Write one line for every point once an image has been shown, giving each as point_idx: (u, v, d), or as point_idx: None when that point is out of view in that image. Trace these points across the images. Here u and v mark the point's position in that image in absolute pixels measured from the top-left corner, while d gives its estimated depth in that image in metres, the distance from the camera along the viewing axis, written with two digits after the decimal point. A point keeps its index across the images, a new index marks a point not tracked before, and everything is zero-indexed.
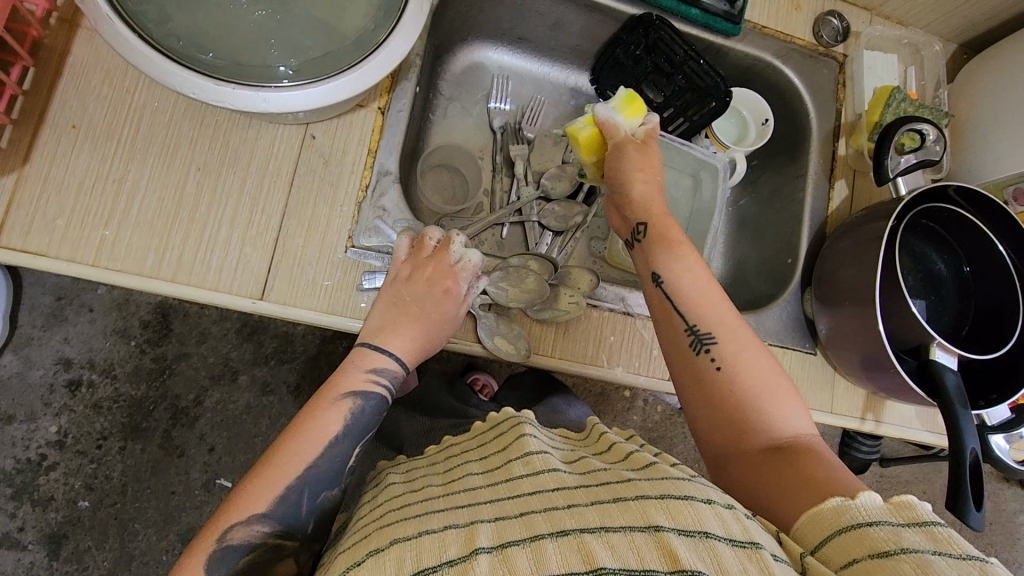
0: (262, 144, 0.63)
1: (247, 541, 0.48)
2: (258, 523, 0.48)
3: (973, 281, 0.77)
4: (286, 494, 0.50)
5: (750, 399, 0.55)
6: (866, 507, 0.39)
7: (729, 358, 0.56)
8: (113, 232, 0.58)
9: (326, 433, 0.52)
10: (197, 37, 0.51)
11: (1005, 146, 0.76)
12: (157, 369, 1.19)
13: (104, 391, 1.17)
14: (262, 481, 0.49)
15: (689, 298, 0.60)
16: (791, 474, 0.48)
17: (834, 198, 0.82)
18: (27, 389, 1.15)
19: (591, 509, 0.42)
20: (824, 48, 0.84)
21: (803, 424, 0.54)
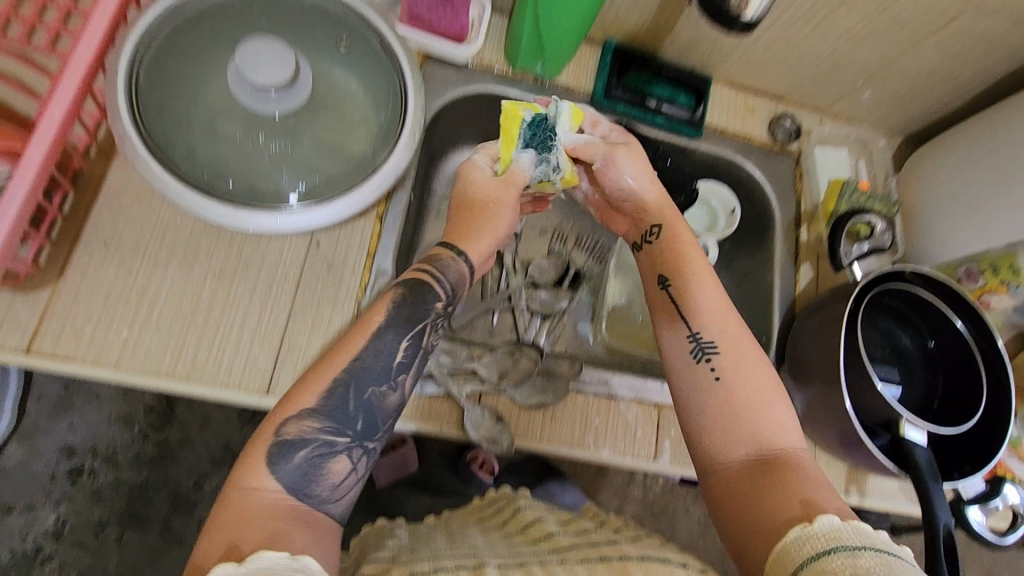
0: (271, 252, 0.70)
1: (302, 434, 0.54)
2: (309, 420, 0.55)
3: (938, 357, 0.82)
4: (332, 392, 0.56)
5: (744, 411, 0.60)
6: (827, 536, 0.46)
7: (728, 369, 0.61)
8: (134, 336, 0.64)
9: (372, 327, 0.60)
10: (219, 168, 0.59)
11: (950, 231, 0.82)
12: (159, 455, 1.21)
13: (106, 479, 1.19)
14: (312, 379, 0.57)
15: (694, 305, 0.65)
16: (768, 488, 0.54)
17: (800, 280, 0.88)
18: (30, 478, 1.17)
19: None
20: (779, 145, 0.93)
21: (791, 436, 0.59)
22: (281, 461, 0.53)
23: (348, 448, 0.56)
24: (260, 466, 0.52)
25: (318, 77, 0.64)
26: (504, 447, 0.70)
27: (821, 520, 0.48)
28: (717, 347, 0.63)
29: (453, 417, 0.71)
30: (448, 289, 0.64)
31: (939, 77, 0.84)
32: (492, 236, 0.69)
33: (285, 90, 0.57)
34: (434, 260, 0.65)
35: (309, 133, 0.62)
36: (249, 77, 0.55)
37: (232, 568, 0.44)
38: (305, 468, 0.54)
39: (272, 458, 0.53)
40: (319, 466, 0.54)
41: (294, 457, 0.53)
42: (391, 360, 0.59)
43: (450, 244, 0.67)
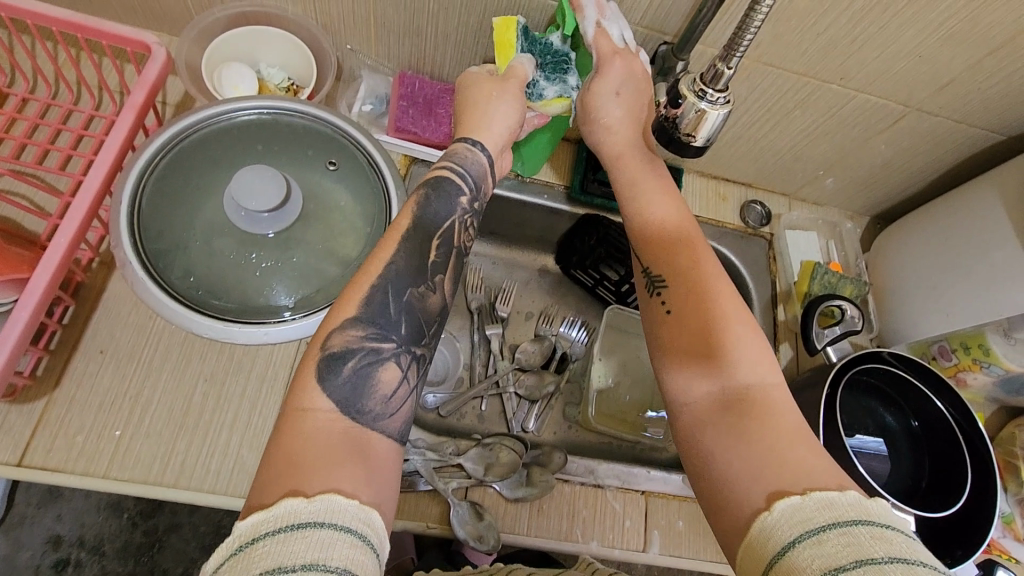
0: (263, 354, 0.72)
1: (347, 345, 0.51)
2: (352, 329, 0.52)
3: (922, 434, 0.83)
4: (371, 300, 0.54)
5: (703, 336, 0.58)
6: (788, 521, 0.43)
7: (679, 301, 0.61)
8: (126, 442, 0.65)
9: (400, 231, 0.58)
10: (212, 286, 0.63)
11: (918, 312, 0.86)
12: (146, 542, 1.20)
13: (91, 569, 1.17)
14: (353, 285, 0.54)
15: (657, 246, 0.66)
16: (743, 434, 0.51)
17: (780, 359, 0.91)
18: (13, 572, 1.15)
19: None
20: (752, 230, 0.98)
21: (763, 370, 0.55)
22: (330, 376, 0.50)
23: (395, 354, 0.53)
24: (312, 386, 0.49)
25: (310, 192, 0.68)
26: (491, 544, 0.69)
27: (781, 501, 0.45)
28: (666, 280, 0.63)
29: (439, 512, 0.71)
30: (471, 181, 0.64)
31: (896, 166, 0.90)
32: (509, 133, 0.69)
33: (276, 211, 0.62)
34: (452, 156, 0.65)
35: (302, 247, 0.66)
36: (244, 204, 0.59)
37: (299, 504, 0.40)
38: (355, 380, 0.50)
39: (321, 373, 0.50)
40: (368, 376, 0.51)
41: (344, 369, 0.50)
42: (424, 260, 0.57)
43: (461, 137, 0.67)
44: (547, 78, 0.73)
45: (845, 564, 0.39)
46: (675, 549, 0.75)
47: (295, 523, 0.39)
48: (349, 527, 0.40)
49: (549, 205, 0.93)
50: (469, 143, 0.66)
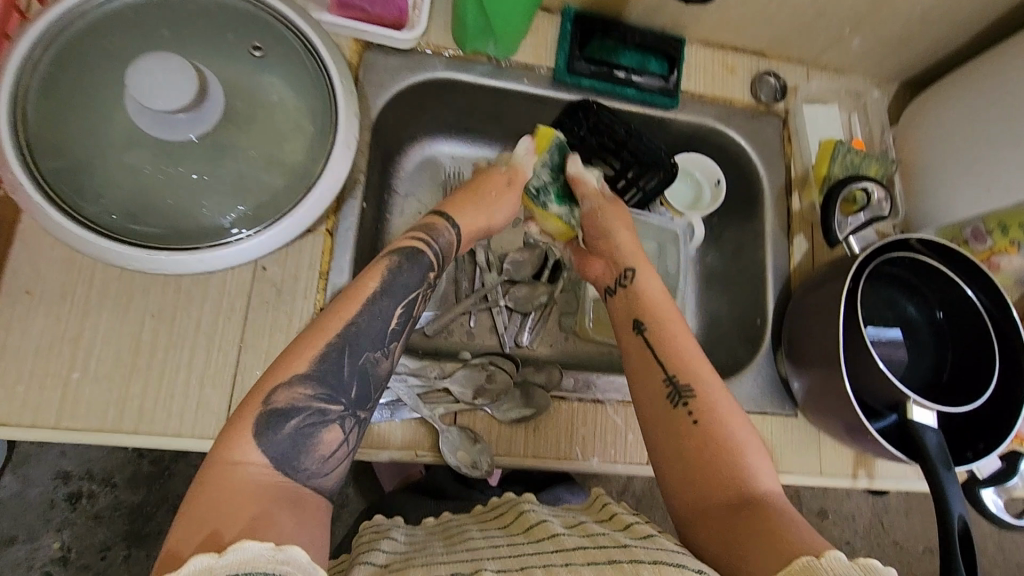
0: (214, 283, 0.64)
1: (291, 403, 0.50)
2: (301, 386, 0.51)
3: (947, 326, 0.76)
4: (327, 357, 0.52)
5: (723, 444, 0.56)
6: (831, 564, 0.42)
7: (704, 411, 0.58)
8: (72, 391, 0.59)
9: (368, 293, 0.56)
10: (129, 207, 0.52)
11: (951, 191, 0.76)
12: (155, 471, 1.19)
13: (105, 500, 1.17)
14: (304, 343, 0.52)
15: (669, 350, 0.63)
16: (751, 531, 0.49)
17: (794, 253, 0.82)
18: (26, 508, 1.15)
19: (590, 569, 0.45)
20: (764, 107, 0.86)
21: (771, 483, 0.55)
22: (268, 432, 0.48)
23: (341, 418, 0.52)
24: (246, 436, 0.48)
25: (238, 86, 0.56)
26: (484, 469, 0.66)
27: (796, 561, 0.44)
28: (694, 394, 0.60)
29: (428, 440, 0.66)
30: (439, 256, 0.62)
31: (935, 17, 0.76)
32: (486, 222, 0.70)
33: (195, 111, 0.50)
34: (427, 228, 0.63)
35: (235, 155, 0.55)
36: (147, 104, 0.47)
37: (209, 561, 0.39)
38: (295, 439, 0.49)
39: (260, 428, 0.48)
40: (309, 436, 0.50)
41: (286, 426, 0.49)
42: (385, 324, 0.55)
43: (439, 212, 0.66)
44: (557, 201, 0.75)
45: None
46: None
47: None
48: (262, 572, 0.40)
49: (530, 92, 0.80)
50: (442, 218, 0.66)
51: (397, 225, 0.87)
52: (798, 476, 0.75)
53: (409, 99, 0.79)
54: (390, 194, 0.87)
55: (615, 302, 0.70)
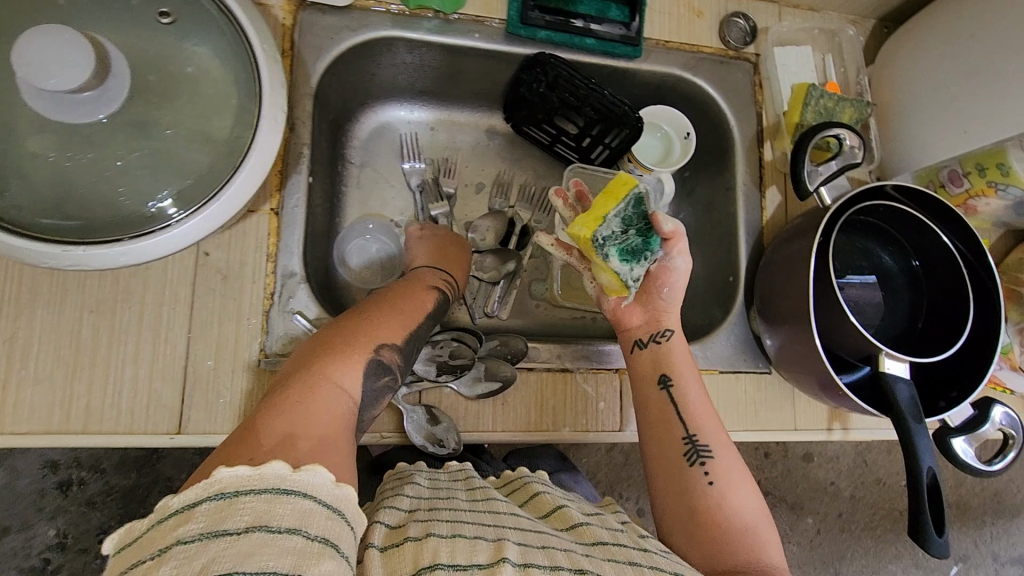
0: (155, 272, 0.60)
1: (387, 361, 0.56)
2: (395, 353, 0.58)
3: (923, 274, 0.75)
4: (411, 343, 0.61)
5: (734, 510, 0.58)
6: None
7: (721, 475, 0.59)
8: (14, 394, 0.56)
9: (430, 308, 0.67)
10: (37, 199, 0.48)
11: (927, 134, 0.73)
12: (143, 455, 1.18)
13: (95, 486, 1.17)
14: (397, 320, 0.61)
15: (692, 407, 0.63)
16: None
17: (767, 206, 0.80)
18: (18, 499, 1.14)
19: (610, 565, 0.48)
20: (734, 51, 0.81)
21: (775, 555, 0.56)
22: (369, 375, 0.54)
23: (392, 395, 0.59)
24: (352, 373, 0.52)
25: (149, 60, 0.52)
26: (451, 446, 0.65)
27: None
28: (713, 453, 0.61)
29: (393, 422, 0.65)
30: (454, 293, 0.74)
31: None
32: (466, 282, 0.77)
33: (98, 87, 0.46)
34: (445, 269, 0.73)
35: (152, 135, 0.51)
36: (39, 84, 0.43)
37: (285, 471, 0.36)
38: (376, 393, 0.55)
39: (367, 370, 0.54)
40: (381, 398, 0.55)
41: (379, 380, 0.55)
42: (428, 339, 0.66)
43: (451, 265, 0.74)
44: (619, 257, 0.65)
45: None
46: None
47: (284, 488, 0.35)
48: (326, 503, 0.36)
49: (482, 48, 0.75)
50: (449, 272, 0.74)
51: (355, 197, 0.83)
52: (772, 433, 0.75)
53: (352, 62, 0.73)
54: (345, 166, 0.83)
55: (637, 356, 0.67)
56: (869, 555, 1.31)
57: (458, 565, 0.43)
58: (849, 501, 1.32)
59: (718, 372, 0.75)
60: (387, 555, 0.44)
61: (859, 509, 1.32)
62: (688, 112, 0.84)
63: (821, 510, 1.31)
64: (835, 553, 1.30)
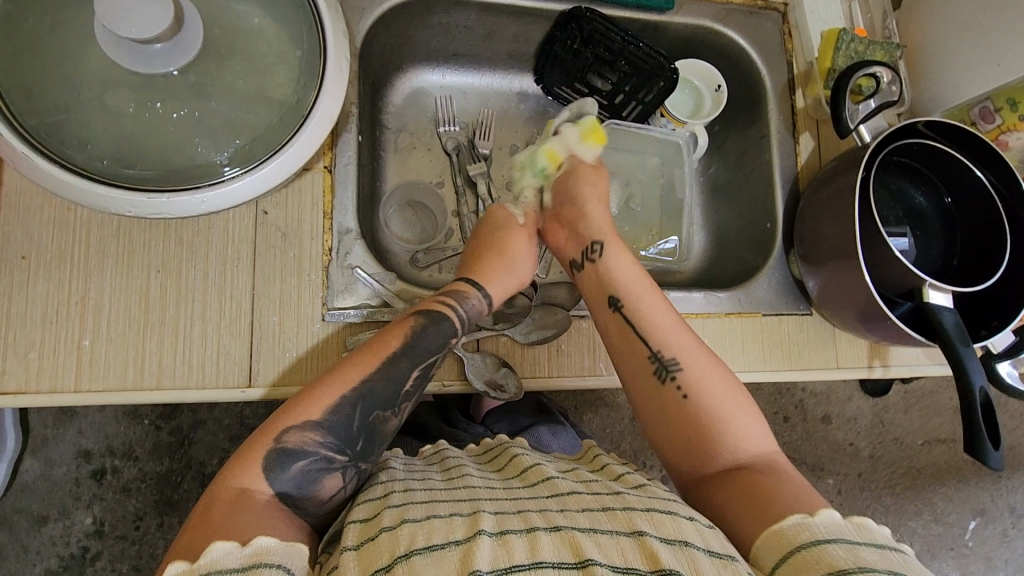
0: (216, 231, 0.62)
1: (299, 445, 0.51)
2: (311, 431, 0.52)
3: (956, 210, 0.76)
4: (338, 410, 0.53)
5: (713, 415, 0.57)
6: (825, 524, 0.44)
7: (693, 384, 0.59)
8: (89, 352, 0.58)
9: (387, 353, 0.57)
10: (119, 151, 0.50)
11: (957, 72, 0.74)
12: (176, 441, 1.14)
13: (130, 473, 1.12)
14: (321, 392, 0.54)
15: (646, 321, 0.63)
16: (754, 493, 0.51)
17: (801, 152, 0.81)
18: (55, 487, 1.10)
19: (584, 515, 0.47)
20: (763, 2, 0.82)
21: (764, 441, 0.57)
22: (277, 469, 0.50)
23: (345, 466, 0.53)
24: (254, 469, 0.50)
25: (214, 13, 0.53)
26: (511, 392, 0.66)
27: (787, 518, 0.46)
28: (680, 363, 0.60)
29: (454, 370, 0.67)
30: (465, 321, 0.63)
31: None
32: (515, 281, 0.69)
33: (171, 40, 0.48)
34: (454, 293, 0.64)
35: (222, 89, 0.53)
36: (119, 32, 0.44)
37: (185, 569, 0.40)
38: (300, 478, 0.51)
39: (269, 465, 0.50)
40: (314, 480, 0.51)
41: (291, 467, 0.50)
42: (399, 386, 0.57)
43: (469, 278, 0.66)
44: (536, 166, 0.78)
45: (846, 568, 0.40)
46: None
47: None
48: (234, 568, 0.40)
49: (518, 6, 0.76)
50: (473, 285, 0.65)
51: (393, 162, 0.84)
52: (815, 372, 0.76)
53: (392, 23, 0.75)
54: (381, 131, 0.84)
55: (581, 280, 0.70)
56: (890, 512, 1.32)
57: (434, 546, 0.43)
58: (869, 460, 1.33)
59: (761, 315, 0.76)
60: (362, 550, 0.44)
61: (880, 466, 1.33)
62: (717, 64, 0.86)
63: (842, 469, 1.32)
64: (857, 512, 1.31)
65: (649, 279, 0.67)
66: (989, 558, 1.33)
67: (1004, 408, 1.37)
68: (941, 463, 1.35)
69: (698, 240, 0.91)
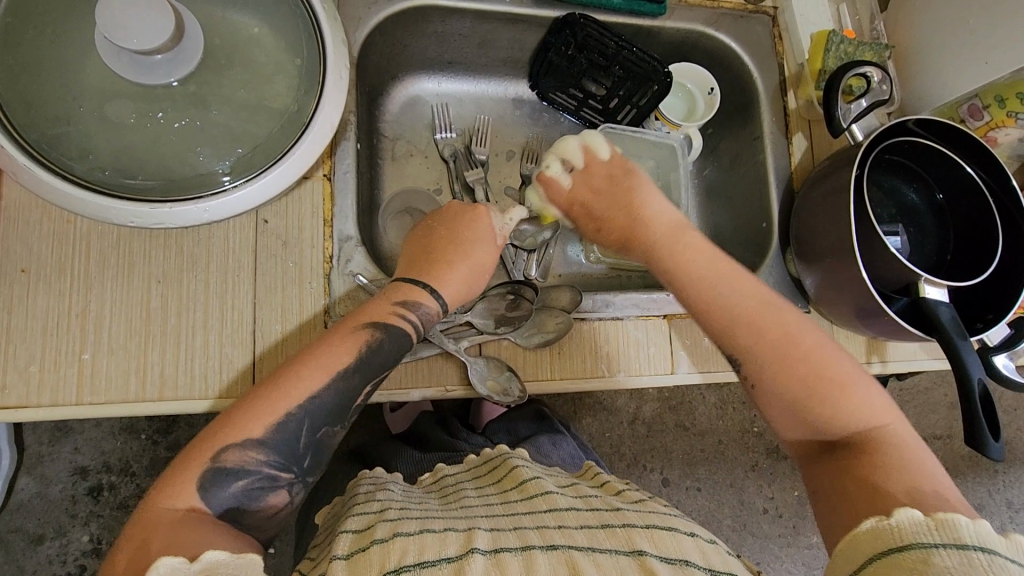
0: (216, 241, 0.62)
1: (241, 464, 0.50)
2: (253, 449, 0.51)
3: (949, 206, 0.78)
4: (283, 425, 0.52)
5: (800, 398, 0.56)
6: (902, 525, 0.42)
7: (757, 376, 0.58)
8: (90, 365, 0.58)
9: (340, 367, 0.56)
10: (121, 162, 0.50)
11: (946, 70, 0.75)
12: (173, 456, 1.13)
13: (127, 489, 1.11)
14: (263, 408, 0.52)
15: (702, 313, 0.62)
16: (852, 477, 0.50)
17: (794, 152, 0.82)
18: (50, 506, 1.09)
19: (581, 532, 0.46)
20: (753, 6, 0.83)
21: (868, 410, 0.54)
22: (217, 489, 0.49)
23: (290, 483, 0.52)
24: (190, 488, 0.48)
25: (214, 24, 0.53)
26: (516, 394, 0.66)
27: (889, 521, 0.43)
28: (742, 353, 0.59)
29: (457, 375, 0.67)
30: (422, 328, 0.62)
31: None
32: (472, 284, 0.66)
33: (171, 50, 0.48)
34: (405, 302, 0.61)
35: (223, 98, 0.53)
36: (121, 44, 0.44)
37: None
38: (242, 497, 0.50)
39: (206, 483, 0.49)
40: (256, 498, 0.50)
41: (232, 485, 0.49)
42: (349, 400, 0.56)
43: (419, 281, 0.63)
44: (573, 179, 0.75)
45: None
46: (705, 365, 0.72)
47: None
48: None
49: (513, 13, 0.77)
50: (426, 289, 0.63)
51: (390, 169, 0.85)
52: None
53: (388, 32, 0.76)
54: (378, 139, 0.84)
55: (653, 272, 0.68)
56: None
57: (427, 562, 0.42)
58: None
59: None
60: (353, 561, 0.44)
61: None
62: (709, 68, 0.87)
63: None
64: None
65: (707, 258, 0.64)
66: None
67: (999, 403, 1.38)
68: (940, 459, 1.35)
69: None
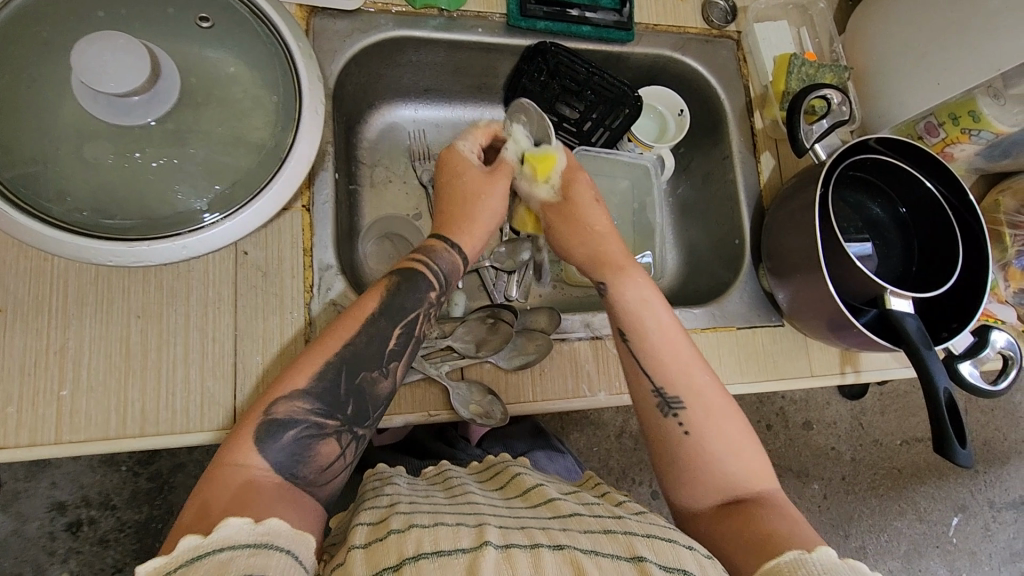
0: (196, 273, 0.62)
1: (290, 415, 0.52)
2: (300, 400, 0.52)
3: (911, 219, 0.81)
4: (323, 373, 0.54)
5: (718, 453, 0.58)
6: (821, 561, 0.46)
7: (695, 422, 0.59)
8: (69, 403, 0.57)
9: (365, 313, 0.57)
10: (100, 201, 0.51)
11: (902, 88, 0.78)
12: (155, 486, 1.11)
13: (108, 524, 1.09)
14: (305, 362, 0.54)
15: (653, 357, 0.62)
16: (749, 527, 0.52)
17: (762, 170, 0.84)
18: (27, 544, 1.06)
19: (585, 535, 0.47)
20: (717, 30, 0.86)
21: (763, 476, 0.58)
22: (269, 441, 0.50)
23: (338, 431, 0.53)
24: (247, 445, 0.50)
25: (189, 62, 0.54)
26: (497, 419, 0.67)
27: (784, 554, 0.47)
28: (683, 401, 0.60)
29: (440, 400, 0.67)
30: (442, 278, 0.62)
31: None
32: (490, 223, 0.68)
33: (148, 91, 0.49)
34: (426, 251, 0.63)
35: (200, 136, 0.53)
36: (98, 88, 0.45)
37: (196, 542, 0.39)
38: (293, 448, 0.51)
39: (261, 437, 0.50)
40: (306, 448, 0.51)
41: (282, 437, 0.51)
42: (383, 346, 0.57)
43: (440, 236, 0.65)
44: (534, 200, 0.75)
45: None
46: None
47: (194, 557, 0.38)
48: (249, 542, 0.40)
49: (486, 42, 0.79)
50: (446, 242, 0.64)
51: (369, 195, 0.86)
52: (791, 381, 0.79)
53: (364, 62, 0.77)
54: (356, 166, 0.85)
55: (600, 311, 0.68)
56: (875, 514, 1.34)
57: (442, 551, 0.43)
58: (851, 464, 1.36)
59: (736, 329, 0.79)
60: (370, 549, 0.44)
61: (862, 468, 1.36)
62: (678, 90, 0.89)
63: (826, 473, 1.34)
64: (843, 516, 1.33)
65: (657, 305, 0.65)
66: (973, 552, 1.36)
67: (975, 405, 1.41)
68: (922, 461, 1.38)
69: (671, 259, 0.94)
